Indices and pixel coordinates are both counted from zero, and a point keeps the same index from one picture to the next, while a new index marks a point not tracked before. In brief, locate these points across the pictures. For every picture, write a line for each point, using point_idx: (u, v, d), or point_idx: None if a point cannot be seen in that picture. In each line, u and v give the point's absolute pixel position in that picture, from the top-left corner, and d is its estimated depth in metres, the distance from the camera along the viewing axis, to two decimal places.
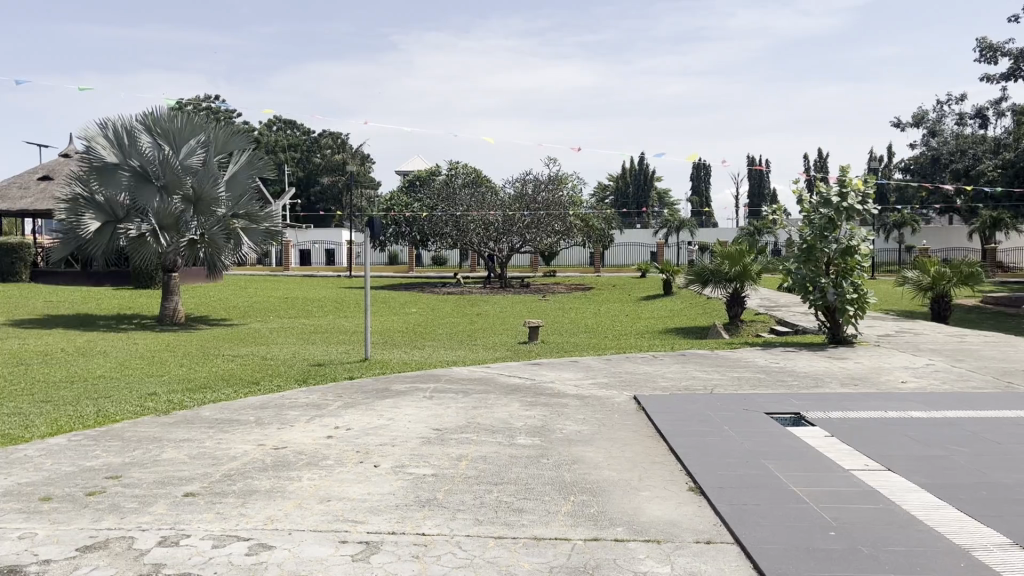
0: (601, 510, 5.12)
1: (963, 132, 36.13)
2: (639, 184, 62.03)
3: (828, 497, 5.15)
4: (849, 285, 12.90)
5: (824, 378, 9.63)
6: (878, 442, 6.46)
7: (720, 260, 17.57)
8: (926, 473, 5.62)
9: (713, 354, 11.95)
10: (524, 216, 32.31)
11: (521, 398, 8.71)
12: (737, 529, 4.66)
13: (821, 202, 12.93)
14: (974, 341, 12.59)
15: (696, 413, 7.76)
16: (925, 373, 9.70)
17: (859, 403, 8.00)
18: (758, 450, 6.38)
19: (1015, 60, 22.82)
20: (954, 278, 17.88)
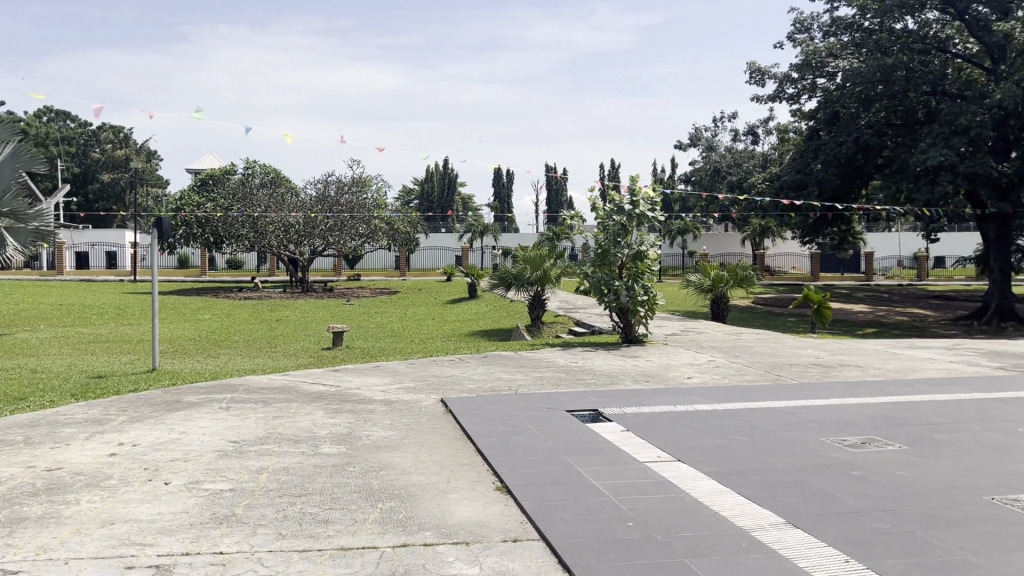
0: (409, 516, 5.08)
1: (737, 149, 39.74)
2: (444, 188, 62.61)
3: (625, 489, 5.42)
4: (639, 287, 13.66)
5: (619, 376, 10.13)
6: (666, 434, 6.90)
7: (522, 264, 18.04)
8: (710, 462, 6.05)
9: (517, 356, 12.24)
10: (326, 218, 31.43)
11: (325, 406, 8.45)
12: (542, 526, 4.77)
13: (614, 210, 13.60)
14: (748, 338, 13.82)
15: (501, 413, 7.90)
16: (708, 368, 10.50)
17: (652, 399, 8.49)
18: (560, 447, 6.58)
19: (780, 83, 25.21)
20: (731, 281, 19.38)
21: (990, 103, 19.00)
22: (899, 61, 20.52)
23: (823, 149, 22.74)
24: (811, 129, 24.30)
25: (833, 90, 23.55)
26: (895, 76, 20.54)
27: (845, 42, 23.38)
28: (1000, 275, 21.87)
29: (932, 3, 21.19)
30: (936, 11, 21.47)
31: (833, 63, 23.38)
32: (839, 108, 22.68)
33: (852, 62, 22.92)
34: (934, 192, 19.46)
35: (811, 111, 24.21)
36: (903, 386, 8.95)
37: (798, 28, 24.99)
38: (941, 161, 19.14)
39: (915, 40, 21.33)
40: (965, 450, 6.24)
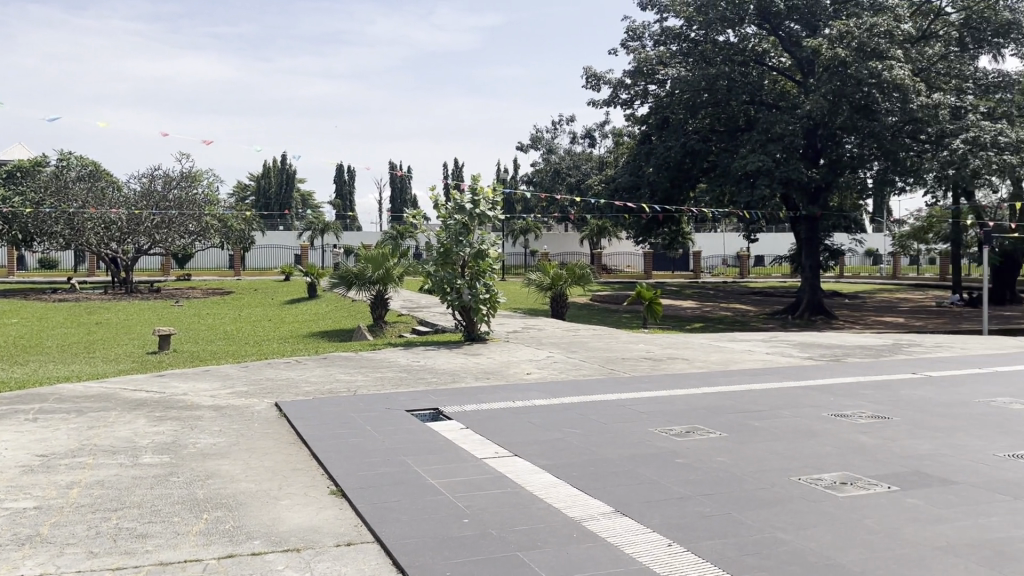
0: (237, 525, 4.86)
1: (576, 151, 40.94)
2: (282, 184, 60.59)
3: (462, 487, 5.43)
4: (481, 286, 13.77)
5: (460, 374, 10.16)
6: (504, 430, 6.98)
7: (363, 263, 17.73)
8: (546, 455, 6.17)
9: (357, 357, 12.01)
10: (153, 215, 29.61)
11: (148, 413, 7.94)
12: (377, 527, 4.69)
13: (455, 209, 13.61)
14: (586, 334, 14.25)
15: (339, 416, 7.71)
16: (546, 364, 10.74)
17: (492, 395, 8.56)
18: (399, 448, 6.51)
19: (614, 88, 26.18)
20: (569, 279, 19.92)
21: (800, 113, 20.63)
22: (722, 72, 21.84)
23: (654, 153, 23.88)
24: (644, 133, 25.43)
25: (662, 96, 24.71)
26: (718, 85, 21.84)
27: (673, 51, 24.56)
28: (811, 272, 23.67)
29: (750, 19, 22.66)
30: (753, 26, 22.97)
31: (662, 70, 24.52)
32: (669, 114, 23.75)
33: (679, 71, 24.12)
34: (754, 195, 20.88)
35: (643, 116, 25.33)
36: (724, 377, 9.52)
37: (630, 36, 26.05)
38: (759, 167, 20.56)
39: (736, 52, 22.72)
40: (777, 435, 6.72)
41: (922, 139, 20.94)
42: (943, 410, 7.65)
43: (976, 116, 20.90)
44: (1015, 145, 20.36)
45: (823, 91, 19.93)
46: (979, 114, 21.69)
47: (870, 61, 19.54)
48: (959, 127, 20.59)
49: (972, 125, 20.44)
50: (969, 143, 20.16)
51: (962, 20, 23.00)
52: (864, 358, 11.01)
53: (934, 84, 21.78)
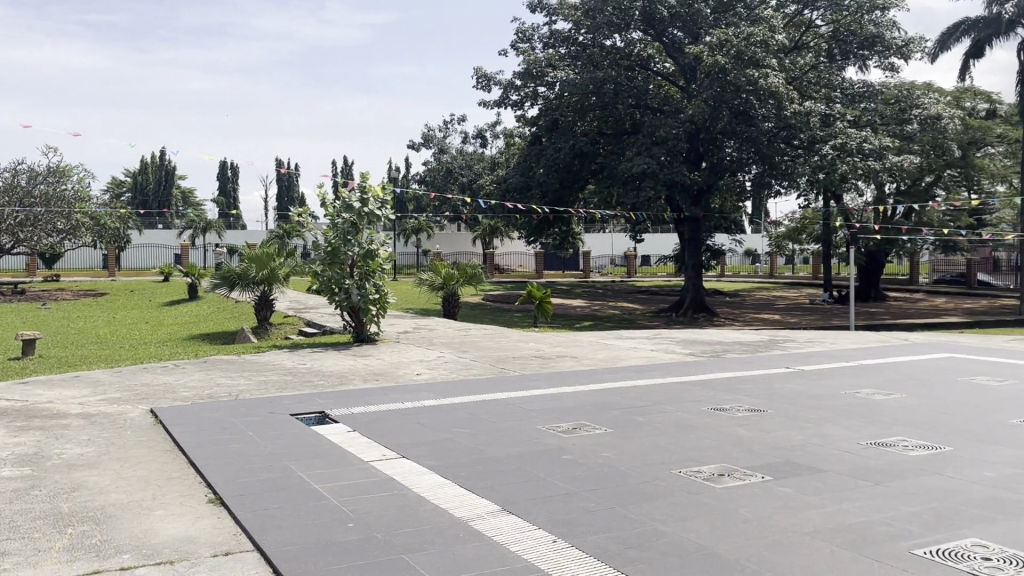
0: (106, 539, 4.60)
1: (467, 151, 40.97)
2: (160, 181, 58.02)
3: (347, 491, 5.32)
4: (371, 286, 13.58)
5: (348, 376, 9.98)
6: (391, 432, 6.89)
7: (247, 263, 17.17)
8: (434, 456, 6.13)
9: (241, 360, 11.62)
10: (17, 213, 27.79)
11: (8, 424, 7.42)
12: (257, 535, 4.53)
13: (344, 207, 13.36)
14: (477, 334, 14.28)
15: (220, 421, 7.43)
16: (436, 364, 10.68)
17: (381, 397, 8.45)
18: (282, 452, 6.33)
19: (505, 89, 26.33)
20: (461, 279, 19.90)
21: (683, 118, 21.30)
22: (608, 76, 22.29)
23: (544, 155, 24.14)
24: (534, 134, 25.69)
25: (551, 98, 25.01)
26: (605, 88, 22.29)
27: (562, 54, 24.89)
28: (694, 271, 24.47)
29: (636, 24, 23.20)
30: (639, 31, 23.52)
31: (551, 73, 24.84)
32: (558, 116, 23.97)
33: (568, 74, 24.44)
34: (640, 197, 21.41)
35: (533, 117, 25.60)
36: (611, 374, 9.72)
37: (520, 38, 26.26)
38: (645, 169, 21.08)
39: (622, 56, 23.20)
40: (659, 429, 6.91)
41: (795, 144, 22.02)
42: (813, 402, 8.06)
43: (844, 124, 22.16)
44: (878, 152, 21.73)
45: (704, 97, 20.65)
46: (847, 122, 23.00)
47: (747, 69, 20.37)
48: (829, 134, 21.78)
49: (841, 132, 21.66)
50: (837, 149, 21.37)
51: (831, 32, 24.31)
52: (742, 354, 11.48)
53: (806, 92, 22.93)
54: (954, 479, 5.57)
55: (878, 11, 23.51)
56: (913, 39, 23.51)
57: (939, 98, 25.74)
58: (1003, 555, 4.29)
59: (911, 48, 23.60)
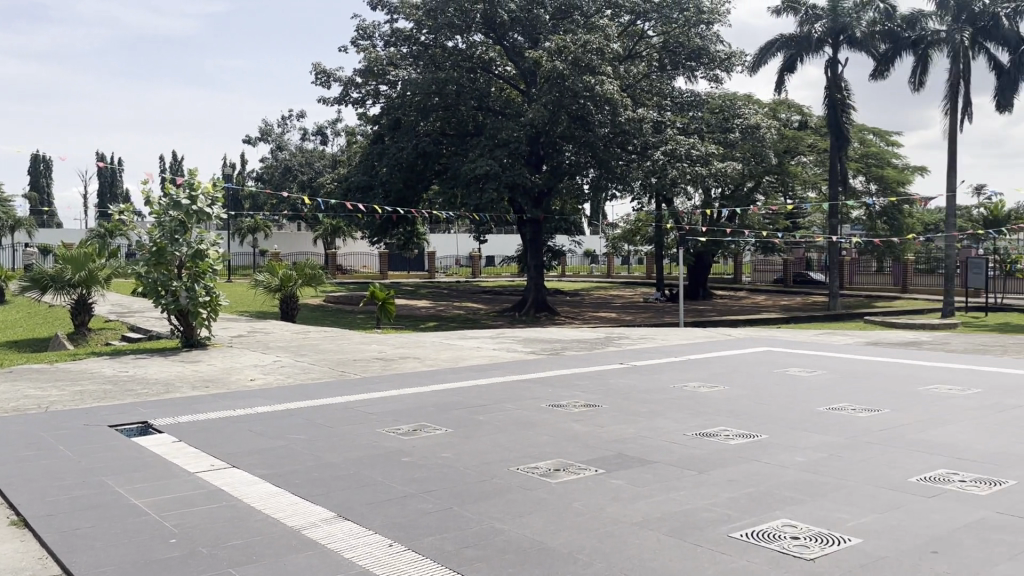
0: None
1: (306, 149, 39.90)
2: None
3: (171, 505, 5.03)
4: (200, 288, 12.93)
5: (175, 383, 9.43)
6: (222, 441, 6.58)
7: (62, 264, 15.89)
8: (266, 465, 5.90)
9: (53, 369, 10.73)
10: None
11: None
12: (66, 558, 4.19)
13: (170, 204, 12.61)
14: (317, 337, 13.92)
15: (26, 436, 6.82)
16: (273, 369, 10.31)
17: (212, 405, 8.05)
18: (98, 467, 5.89)
19: (345, 86, 25.83)
20: (300, 280, 19.33)
21: (524, 121, 21.68)
22: (451, 77, 22.37)
23: (386, 154, 23.88)
24: (376, 133, 25.39)
25: (393, 97, 24.77)
26: (447, 89, 22.35)
27: (404, 53, 24.73)
28: (536, 272, 24.99)
29: (477, 27, 23.38)
30: (480, 33, 23.72)
31: (393, 71, 24.64)
32: (400, 115, 23.73)
33: (410, 74, 24.28)
34: (483, 198, 21.61)
35: (375, 116, 25.28)
36: (453, 374, 9.74)
37: (361, 35, 25.85)
38: (487, 171, 21.26)
39: (464, 58, 23.34)
40: (498, 427, 6.99)
41: (629, 150, 22.96)
42: (644, 396, 8.42)
43: (674, 131, 23.32)
44: (705, 158, 23.04)
45: (543, 101, 21.17)
46: (677, 130, 24.21)
47: (584, 75, 21.06)
48: (660, 140, 22.86)
49: (671, 139, 22.78)
50: (667, 155, 22.47)
51: (661, 43, 25.52)
52: (580, 351, 11.83)
53: (639, 99, 23.95)
54: (769, 465, 5.98)
55: (704, 25, 24.90)
56: (735, 52, 25.08)
57: (758, 108, 27.59)
58: (811, 533, 4.64)
59: (733, 61, 25.17)
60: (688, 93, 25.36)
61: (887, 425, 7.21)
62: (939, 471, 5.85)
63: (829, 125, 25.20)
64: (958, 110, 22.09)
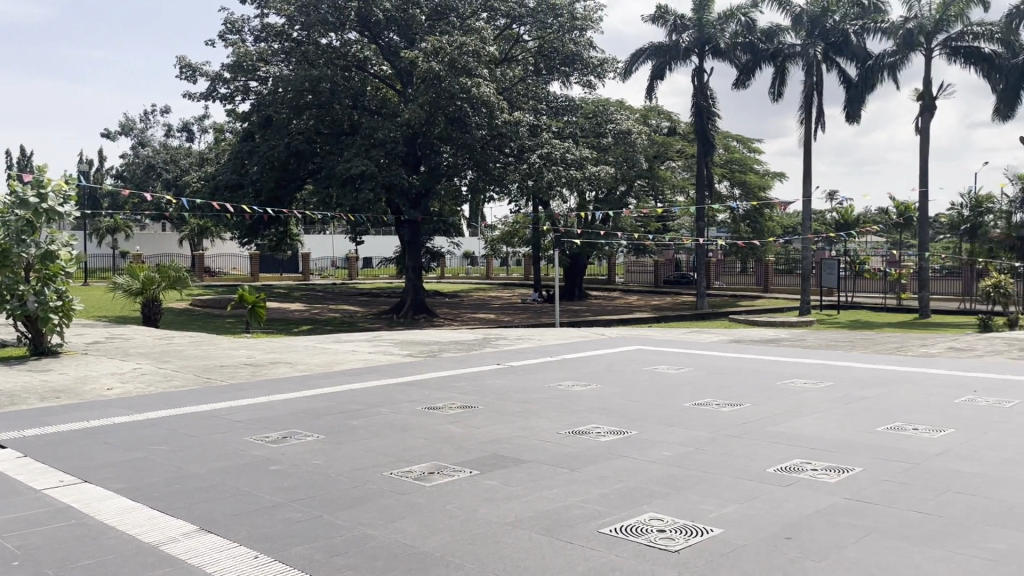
0: None
1: (171, 146, 38.12)
2: None
3: (13, 525, 4.67)
4: (51, 292, 12.11)
5: (22, 394, 8.78)
6: (73, 454, 6.17)
7: None
8: (122, 479, 5.57)
9: None
10: None
11: None
12: None
13: (16, 202, 11.73)
14: (181, 342, 13.30)
15: None
16: (132, 377, 9.77)
17: (63, 416, 7.54)
18: None
19: (212, 81, 24.83)
20: (163, 282, 18.43)
21: (400, 121, 21.47)
22: (324, 74, 21.90)
23: (257, 153, 23.11)
24: (246, 131, 24.53)
25: (264, 94, 23.98)
26: (320, 86, 21.84)
27: (274, 49, 24.05)
28: (413, 273, 24.79)
29: (351, 24, 22.99)
30: (354, 32, 23.32)
31: (264, 68, 23.90)
32: (271, 112, 23.02)
33: (281, 71, 23.59)
34: (359, 198, 21.22)
35: (244, 113, 24.41)
36: (326, 379, 9.53)
37: (229, 28, 24.92)
38: (363, 171, 20.90)
39: (338, 56, 22.89)
40: (371, 432, 6.89)
41: (506, 152, 23.12)
42: (519, 396, 8.50)
43: (549, 134, 23.69)
44: (579, 162, 23.51)
45: (419, 101, 21.05)
46: (552, 133, 24.59)
47: (460, 77, 21.08)
48: (536, 143, 23.17)
49: (547, 142, 23.13)
50: (543, 158, 22.80)
51: (536, 47, 25.85)
52: (457, 353, 11.82)
53: (515, 102, 24.17)
54: (638, 460, 6.16)
55: (577, 31, 25.38)
56: (608, 59, 25.72)
57: (630, 114, 28.39)
58: (676, 526, 4.80)
59: (606, 67, 25.80)
60: (562, 97, 25.78)
61: (747, 418, 7.57)
62: (794, 460, 6.19)
63: (696, 132, 26.22)
64: (812, 120, 23.46)
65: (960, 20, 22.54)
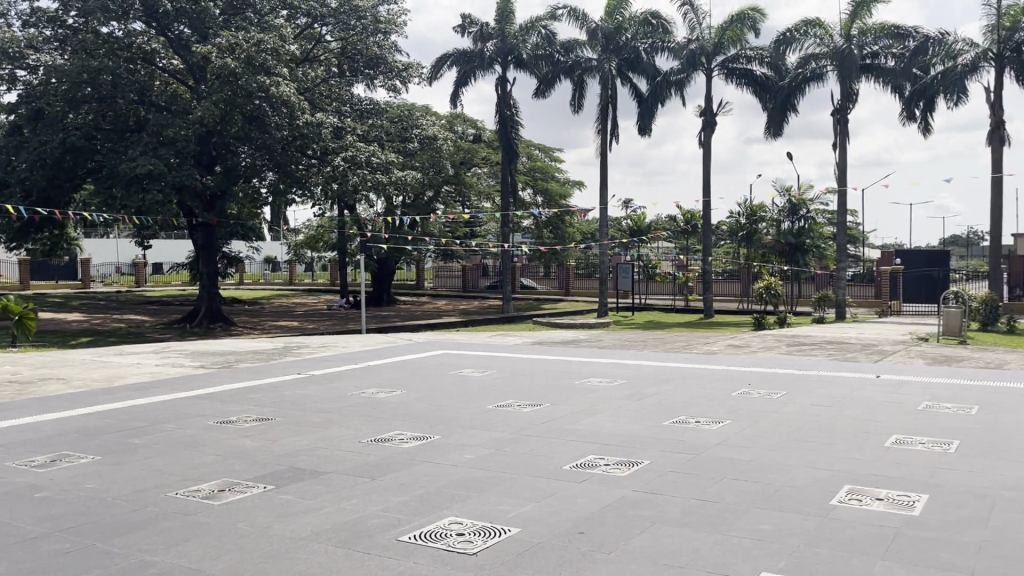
0: None
1: None
2: None
3: None
4: None
5: None
6: None
7: None
8: None
9: None
10: None
11: None
12: None
13: None
14: None
15: None
16: None
17: None
18: None
19: None
20: None
21: (193, 119, 20.34)
22: (105, 66, 20.35)
23: (27, 149, 21.03)
24: (12, 124, 22.26)
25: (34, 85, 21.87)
26: (101, 79, 20.26)
27: (46, 36, 22.06)
28: (209, 279, 23.53)
29: (136, 14, 21.54)
30: (140, 22, 21.84)
31: (33, 56, 21.81)
32: (43, 104, 21.06)
33: (55, 60, 21.65)
34: (145, 200, 19.79)
35: (10, 104, 22.12)
36: (107, 394, 8.80)
37: None
38: (151, 170, 19.56)
39: (121, 47, 21.34)
40: (156, 450, 6.43)
41: (309, 154, 22.51)
42: (320, 405, 8.27)
43: (354, 138, 23.39)
44: (385, 166, 23.34)
45: (213, 99, 20.04)
46: (357, 136, 24.27)
47: (258, 75, 20.34)
48: (340, 146, 22.81)
49: (351, 146, 22.80)
50: (348, 161, 22.47)
51: (339, 49, 25.41)
52: (254, 363, 11.33)
53: (317, 104, 23.65)
54: (439, 465, 6.17)
55: (381, 34, 25.23)
56: (412, 64, 25.75)
57: (435, 120, 28.55)
58: (475, 528, 4.84)
59: (410, 72, 25.82)
60: (366, 100, 25.46)
61: (546, 418, 7.80)
62: (588, 457, 6.44)
63: (501, 140, 26.83)
64: (608, 131, 24.68)
65: (736, 44, 24.59)
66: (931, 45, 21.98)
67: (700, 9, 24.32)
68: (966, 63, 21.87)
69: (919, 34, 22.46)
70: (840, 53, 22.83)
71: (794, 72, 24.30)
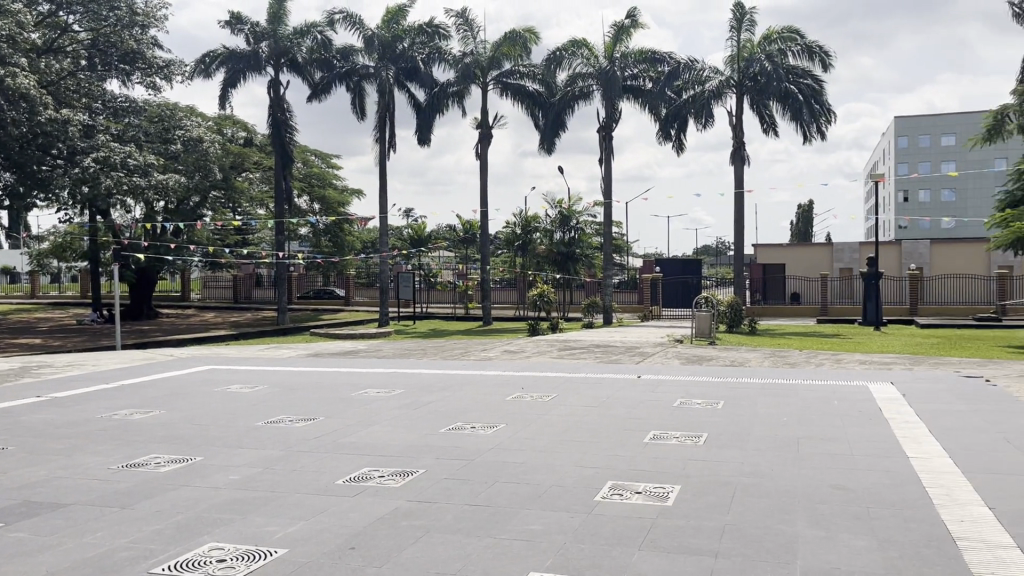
0: None
1: None
2: None
3: None
4: None
5: None
6: None
7: None
8: None
9: None
10: None
11: None
12: None
13: None
14: None
15: None
16: None
17: None
18: None
19: None
20: None
21: None
22: None
23: None
24: None
25: None
26: None
27: None
28: None
29: None
30: None
31: None
32: None
33: None
34: None
35: None
36: None
37: None
38: None
39: None
40: None
41: (52, 154, 20.49)
42: (64, 431, 7.47)
43: (106, 137, 21.58)
44: (144, 168, 21.76)
45: None
46: (110, 136, 22.49)
47: None
48: (90, 146, 20.91)
49: (102, 145, 21.00)
50: (99, 162, 20.71)
51: (89, 40, 23.37)
52: None
53: (62, 99, 21.62)
54: (200, 488, 5.78)
55: (138, 28, 23.58)
56: (174, 60, 24.22)
57: (200, 121, 26.90)
58: (238, 553, 4.58)
59: (172, 69, 24.26)
60: (121, 97, 23.59)
61: (318, 432, 7.56)
62: (361, 470, 6.31)
63: (273, 143, 25.84)
64: (385, 140, 24.53)
65: (511, 59, 25.42)
66: (683, 70, 24.22)
67: (473, 24, 24.90)
68: (711, 88, 24.12)
69: (672, 59, 24.54)
70: (604, 73, 24.32)
71: (563, 90, 25.56)
